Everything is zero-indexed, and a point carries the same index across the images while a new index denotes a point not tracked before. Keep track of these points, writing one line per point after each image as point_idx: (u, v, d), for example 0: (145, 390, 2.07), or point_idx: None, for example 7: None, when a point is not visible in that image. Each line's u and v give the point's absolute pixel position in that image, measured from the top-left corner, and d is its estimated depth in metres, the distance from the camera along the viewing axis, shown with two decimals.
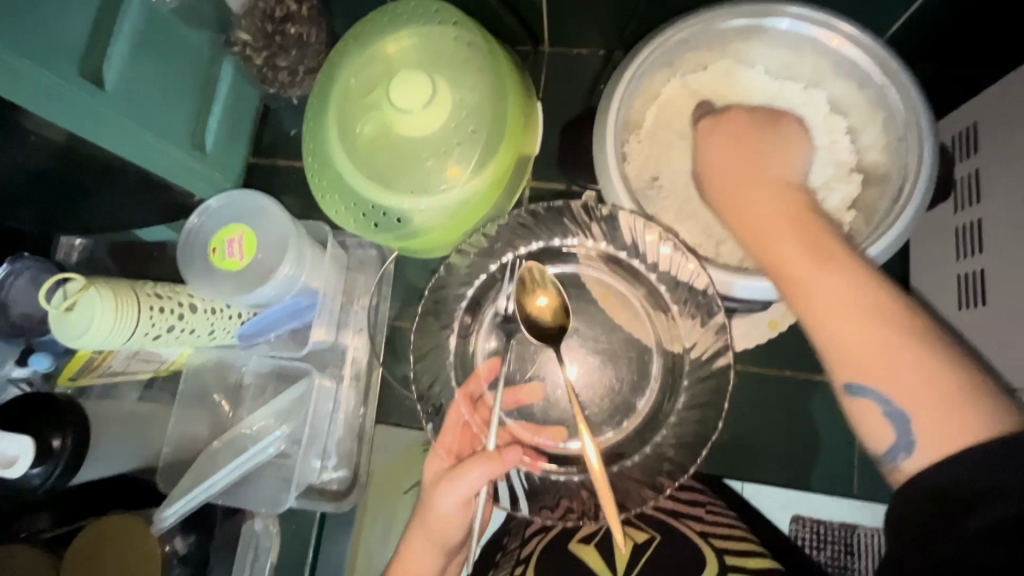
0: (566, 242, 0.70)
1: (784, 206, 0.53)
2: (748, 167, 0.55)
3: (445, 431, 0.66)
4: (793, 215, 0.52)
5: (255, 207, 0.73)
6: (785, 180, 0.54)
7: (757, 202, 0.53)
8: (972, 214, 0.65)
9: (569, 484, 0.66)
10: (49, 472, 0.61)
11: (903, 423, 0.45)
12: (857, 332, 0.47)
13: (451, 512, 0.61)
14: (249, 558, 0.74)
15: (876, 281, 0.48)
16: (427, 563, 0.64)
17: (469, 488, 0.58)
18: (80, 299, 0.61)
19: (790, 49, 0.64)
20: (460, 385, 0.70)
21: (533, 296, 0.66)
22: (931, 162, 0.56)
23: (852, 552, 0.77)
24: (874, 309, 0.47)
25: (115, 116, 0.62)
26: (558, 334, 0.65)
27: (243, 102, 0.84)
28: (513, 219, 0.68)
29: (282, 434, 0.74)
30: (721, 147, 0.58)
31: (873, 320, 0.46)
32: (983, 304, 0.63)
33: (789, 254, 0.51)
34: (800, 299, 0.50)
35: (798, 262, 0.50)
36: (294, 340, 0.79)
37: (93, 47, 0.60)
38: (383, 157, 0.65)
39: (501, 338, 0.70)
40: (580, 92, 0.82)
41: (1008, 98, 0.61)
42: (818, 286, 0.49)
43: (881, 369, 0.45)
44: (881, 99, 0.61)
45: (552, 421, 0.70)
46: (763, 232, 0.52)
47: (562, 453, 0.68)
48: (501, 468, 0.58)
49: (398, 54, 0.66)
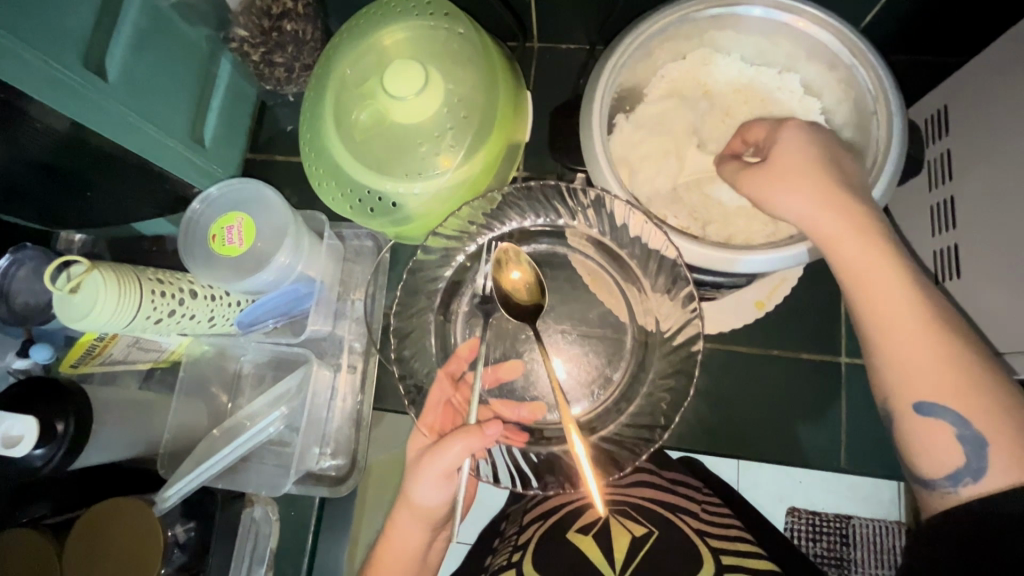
0: (538, 223, 0.72)
1: (855, 215, 0.53)
2: (831, 172, 0.54)
3: (427, 408, 0.67)
4: (864, 225, 0.53)
5: (255, 196, 0.75)
6: (845, 183, 0.54)
7: (835, 212, 0.53)
8: (946, 192, 0.67)
9: (551, 456, 0.67)
10: (52, 454, 0.62)
11: (976, 449, 0.49)
12: (921, 350, 0.50)
13: (433, 484, 0.62)
14: (252, 539, 0.79)
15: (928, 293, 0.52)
16: (416, 534, 0.67)
17: (452, 460, 0.59)
18: (84, 281, 0.62)
19: (763, 35, 0.67)
20: (442, 365, 0.71)
21: (507, 270, 0.69)
22: (900, 140, 0.58)
23: (847, 541, 0.83)
24: (930, 312, 0.51)
25: (114, 106, 0.63)
26: (534, 310, 0.69)
27: (238, 97, 0.86)
28: (483, 200, 0.68)
29: (281, 414, 0.75)
30: (795, 149, 0.55)
31: (937, 338, 0.50)
32: (959, 277, 0.66)
33: (871, 269, 0.52)
34: (878, 318, 0.52)
35: (883, 283, 0.52)
36: (290, 328, 0.81)
37: (96, 41, 0.61)
38: (378, 142, 0.68)
39: (479, 315, 0.72)
40: (568, 86, 0.85)
41: (977, 81, 0.64)
42: (892, 296, 0.52)
43: (926, 366, 0.50)
44: (851, 79, 0.63)
45: (532, 396, 0.71)
46: (841, 246, 0.53)
47: (540, 428, 0.70)
48: (483, 441, 0.59)
49: (393, 46, 0.68)
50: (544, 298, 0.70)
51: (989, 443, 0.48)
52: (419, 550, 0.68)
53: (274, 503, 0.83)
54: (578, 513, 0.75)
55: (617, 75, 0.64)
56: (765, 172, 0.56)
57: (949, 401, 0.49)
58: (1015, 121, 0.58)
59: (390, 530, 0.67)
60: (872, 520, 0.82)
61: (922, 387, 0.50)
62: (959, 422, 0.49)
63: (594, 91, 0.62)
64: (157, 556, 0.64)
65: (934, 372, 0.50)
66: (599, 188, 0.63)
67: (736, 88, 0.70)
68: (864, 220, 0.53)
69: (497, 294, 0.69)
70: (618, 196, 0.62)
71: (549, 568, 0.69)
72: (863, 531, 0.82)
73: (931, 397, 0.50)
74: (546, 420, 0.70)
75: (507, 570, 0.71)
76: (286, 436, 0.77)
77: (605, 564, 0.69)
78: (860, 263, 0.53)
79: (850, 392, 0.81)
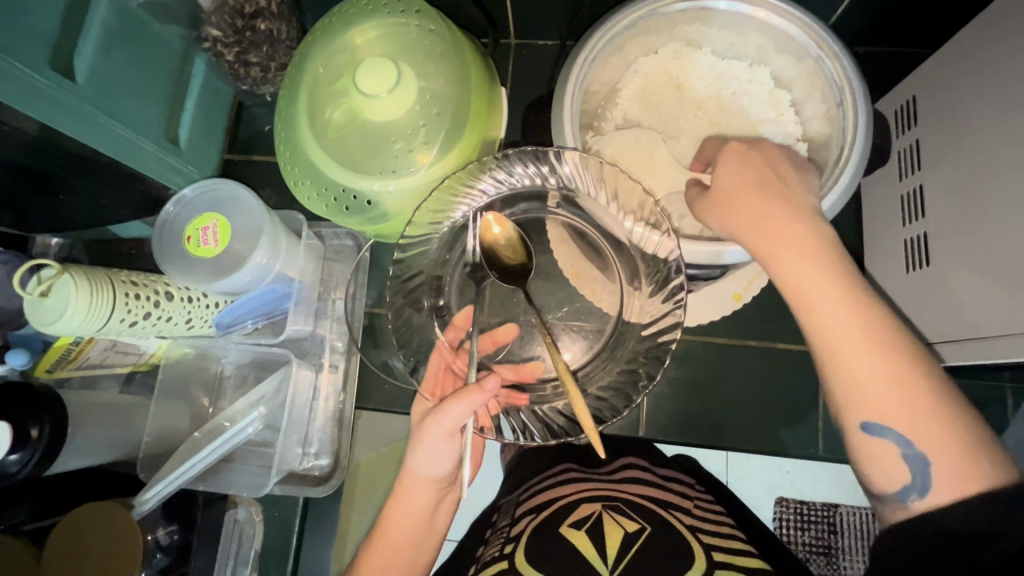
0: (518, 186, 0.71)
1: (806, 236, 0.54)
2: (782, 192, 0.55)
3: (427, 376, 0.68)
4: (814, 246, 0.54)
5: (230, 197, 0.75)
6: (800, 207, 0.55)
7: (782, 233, 0.54)
8: (915, 181, 0.68)
9: (550, 410, 0.66)
10: (27, 459, 0.62)
11: (922, 467, 0.50)
12: (870, 369, 0.51)
13: (438, 445, 0.62)
14: (236, 539, 0.80)
15: (877, 312, 0.52)
16: (422, 497, 0.68)
17: (454, 421, 0.59)
18: (55, 283, 0.62)
19: (733, 29, 0.67)
20: (442, 333, 0.70)
21: (488, 226, 0.68)
22: (866, 129, 0.59)
23: (835, 529, 0.85)
24: (875, 333, 0.51)
25: (85, 107, 0.63)
26: (520, 269, 0.69)
27: (212, 96, 0.85)
28: (463, 171, 0.66)
29: (259, 414, 0.75)
30: (743, 173, 0.57)
31: (889, 358, 0.51)
32: (928, 265, 0.67)
33: (818, 287, 0.53)
34: (826, 337, 0.52)
35: (830, 303, 0.52)
36: (270, 329, 0.81)
37: (64, 42, 0.61)
38: (352, 141, 0.68)
39: (473, 283, 0.71)
40: (545, 82, 0.86)
41: (945, 72, 0.65)
42: (838, 315, 0.52)
43: (873, 385, 0.51)
44: (818, 70, 0.63)
45: (529, 357, 0.70)
46: (787, 264, 0.54)
47: (540, 386, 0.68)
48: (482, 397, 0.58)
49: (365, 44, 0.68)
50: (528, 257, 0.69)
51: (923, 446, 0.50)
52: (417, 536, 0.70)
53: (257, 504, 0.83)
54: (569, 509, 0.74)
55: (586, 71, 0.65)
56: (717, 194, 0.57)
57: (888, 407, 0.50)
58: (982, 110, 0.59)
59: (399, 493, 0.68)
60: (858, 508, 0.84)
61: (869, 398, 0.51)
62: (922, 422, 0.50)
63: (564, 87, 0.63)
64: (135, 556, 0.64)
65: (877, 380, 0.51)
66: (574, 150, 0.62)
67: (710, 83, 0.71)
68: (811, 244, 0.54)
69: (481, 252, 0.69)
70: (573, 149, 0.62)
71: (543, 563, 0.68)
72: (848, 519, 0.85)
73: (867, 403, 0.51)
74: (546, 377, 0.68)
75: (499, 562, 0.70)
76: (267, 436, 0.77)
77: (599, 561, 0.68)
78: (804, 286, 0.53)
79: None
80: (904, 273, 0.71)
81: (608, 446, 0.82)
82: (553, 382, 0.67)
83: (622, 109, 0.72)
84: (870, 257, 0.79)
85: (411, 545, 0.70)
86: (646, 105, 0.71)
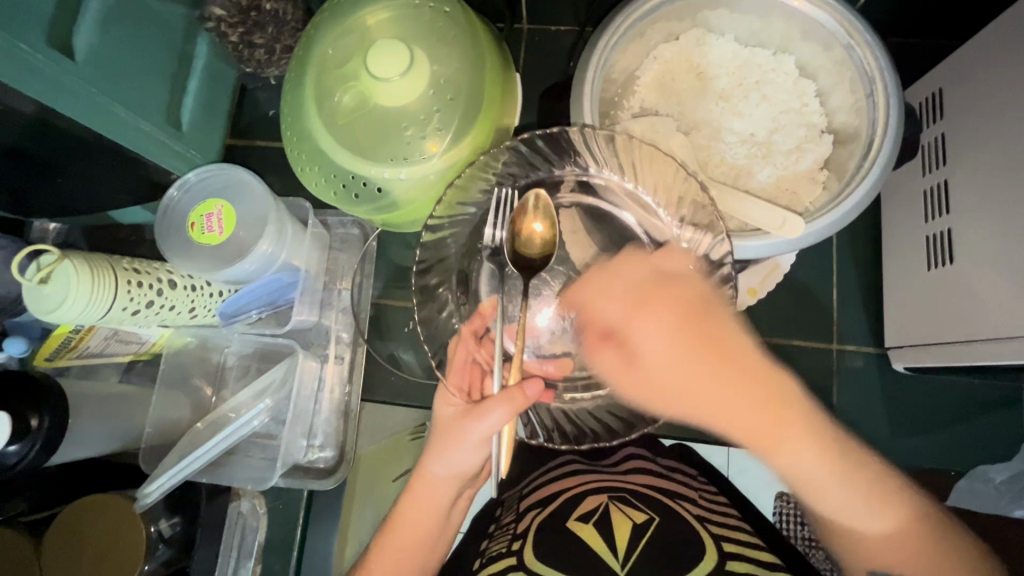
0: (562, 173, 0.69)
1: (750, 400, 0.60)
2: (693, 360, 0.60)
3: (453, 370, 0.65)
4: (767, 401, 0.60)
5: (238, 183, 0.73)
6: (743, 365, 0.61)
7: (730, 410, 0.60)
8: (939, 175, 0.67)
9: (580, 410, 0.66)
10: (27, 450, 0.60)
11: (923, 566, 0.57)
12: (843, 501, 0.60)
13: (473, 446, 0.61)
14: (239, 531, 0.80)
15: (832, 447, 0.60)
16: (437, 497, 0.67)
17: (491, 425, 0.57)
18: (55, 270, 0.60)
19: (758, 15, 0.66)
20: (465, 323, 0.67)
21: (529, 220, 0.66)
22: (896, 122, 0.58)
23: None
24: (840, 466, 0.60)
25: (87, 88, 0.61)
26: (539, 261, 0.66)
27: (216, 79, 0.83)
28: (512, 150, 0.66)
29: (267, 406, 0.73)
30: (659, 346, 0.61)
31: (853, 487, 0.60)
32: (950, 262, 0.65)
33: (777, 444, 0.60)
34: (801, 479, 0.61)
35: (793, 453, 0.60)
36: (274, 319, 0.78)
37: (61, 18, 0.58)
38: (363, 126, 0.65)
39: (495, 270, 0.69)
40: (558, 67, 0.83)
41: (974, 64, 0.64)
42: (803, 459, 0.60)
43: (851, 513, 0.60)
44: (847, 59, 0.62)
45: (558, 352, 0.67)
46: (743, 428, 0.60)
47: (571, 382, 0.67)
48: (524, 402, 0.56)
49: (376, 26, 0.66)
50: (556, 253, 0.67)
51: None
52: (430, 537, 0.69)
53: (262, 496, 0.82)
54: (576, 501, 0.73)
55: (606, 57, 0.63)
56: (647, 377, 0.62)
57: (868, 526, 0.60)
58: (1013, 102, 0.57)
59: (416, 489, 0.67)
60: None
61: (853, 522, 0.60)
62: None
63: (584, 74, 0.61)
64: (142, 542, 0.64)
65: (858, 509, 0.59)
66: (597, 129, 0.60)
67: (732, 69, 0.68)
68: (759, 402, 0.60)
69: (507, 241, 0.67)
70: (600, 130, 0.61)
71: (551, 557, 0.68)
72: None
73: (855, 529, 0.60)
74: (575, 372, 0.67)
75: (506, 558, 0.70)
76: (272, 428, 0.76)
77: (609, 554, 0.68)
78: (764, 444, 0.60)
79: (840, 382, 0.79)
80: (925, 270, 0.70)
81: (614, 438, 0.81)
82: (584, 380, 0.67)
83: (640, 97, 0.69)
84: (887, 254, 0.78)
85: (424, 552, 0.69)
86: (666, 93, 0.69)
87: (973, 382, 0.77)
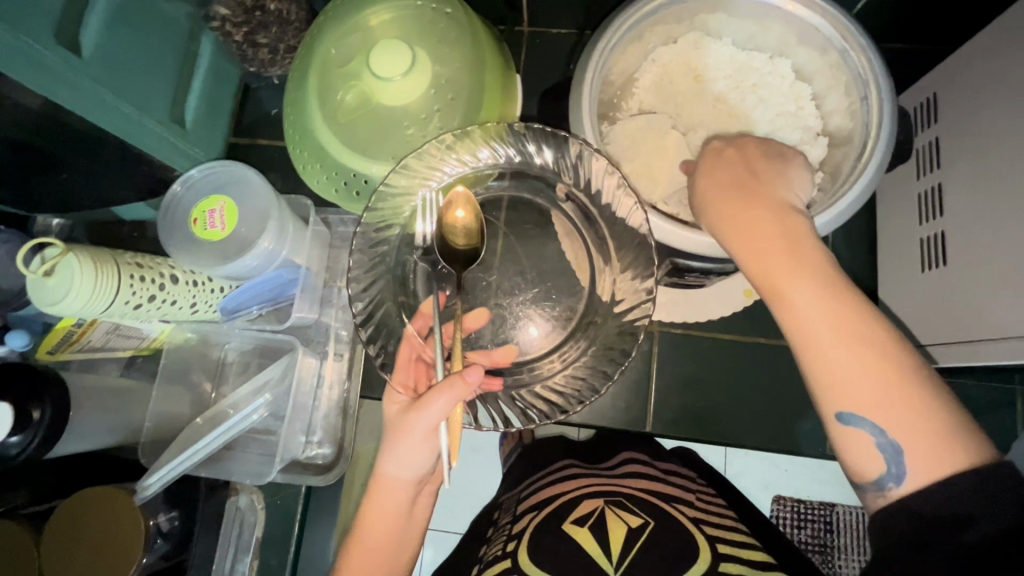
0: (535, 158, 0.69)
1: (777, 223, 0.50)
2: (734, 181, 0.54)
3: (397, 368, 0.64)
4: (791, 236, 0.50)
5: (235, 181, 0.74)
6: (788, 204, 0.52)
7: (751, 220, 0.51)
8: (933, 179, 0.67)
9: (529, 393, 0.66)
10: (28, 441, 0.61)
11: None
12: (847, 363, 0.47)
13: (419, 439, 0.59)
14: (237, 527, 0.80)
15: (858, 309, 0.48)
16: (399, 499, 0.65)
17: (437, 414, 0.55)
18: (60, 263, 0.60)
19: (754, 18, 0.67)
20: (409, 322, 0.67)
21: (452, 209, 0.65)
22: (890, 123, 0.59)
23: (831, 528, 0.87)
24: (859, 329, 0.47)
25: (94, 85, 0.62)
26: (467, 251, 0.66)
27: (220, 78, 0.84)
28: (500, 127, 0.65)
29: (265, 401, 0.74)
30: (723, 172, 0.55)
31: (866, 355, 0.46)
32: (945, 264, 0.66)
33: (788, 270, 0.49)
34: (809, 328, 0.48)
35: (805, 290, 0.48)
36: (275, 316, 0.80)
37: (69, 15, 0.59)
38: (364, 125, 0.66)
39: (428, 270, 0.68)
40: (557, 70, 0.85)
41: (967, 70, 0.65)
42: (808, 303, 0.48)
43: (849, 378, 0.47)
44: (842, 63, 0.63)
45: (503, 340, 0.68)
46: (753, 244, 0.51)
47: (516, 370, 0.67)
48: (467, 389, 0.54)
49: (379, 27, 0.67)
50: (481, 246, 0.67)
51: None
52: (396, 533, 0.67)
53: (259, 492, 0.83)
54: (572, 504, 0.74)
55: (605, 58, 0.64)
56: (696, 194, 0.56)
57: (862, 396, 0.46)
58: (1006, 106, 0.58)
59: (376, 487, 0.65)
60: (854, 508, 0.86)
61: (850, 388, 0.47)
62: None
63: (583, 75, 0.62)
64: (140, 534, 0.64)
65: (859, 375, 0.46)
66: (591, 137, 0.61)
67: (729, 72, 0.70)
68: (780, 229, 0.50)
69: (436, 236, 0.66)
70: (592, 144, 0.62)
71: (546, 565, 0.69)
72: (845, 518, 0.86)
73: (846, 394, 0.47)
74: (520, 359, 0.68)
75: (502, 560, 0.71)
76: (270, 424, 0.76)
77: (604, 558, 0.69)
78: (770, 271, 0.50)
79: None
80: (919, 273, 0.71)
81: (613, 443, 0.82)
82: (529, 365, 0.67)
83: (639, 99, 0.71)
84: (881, 256, 0.79)
85: (392, 549, 0.67)
86: (664, 94, 0.70)
87: (970, 384, 0.78)
